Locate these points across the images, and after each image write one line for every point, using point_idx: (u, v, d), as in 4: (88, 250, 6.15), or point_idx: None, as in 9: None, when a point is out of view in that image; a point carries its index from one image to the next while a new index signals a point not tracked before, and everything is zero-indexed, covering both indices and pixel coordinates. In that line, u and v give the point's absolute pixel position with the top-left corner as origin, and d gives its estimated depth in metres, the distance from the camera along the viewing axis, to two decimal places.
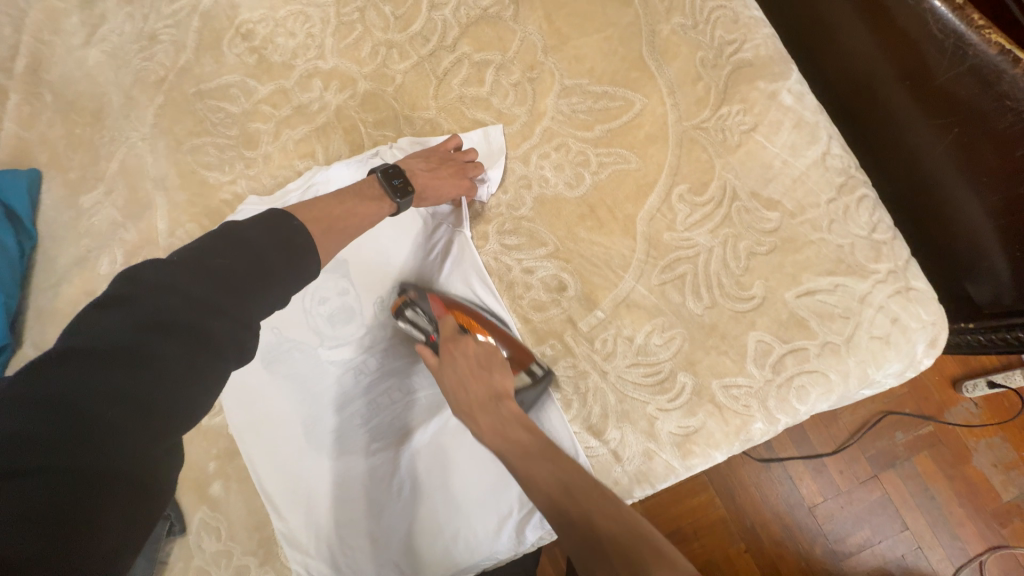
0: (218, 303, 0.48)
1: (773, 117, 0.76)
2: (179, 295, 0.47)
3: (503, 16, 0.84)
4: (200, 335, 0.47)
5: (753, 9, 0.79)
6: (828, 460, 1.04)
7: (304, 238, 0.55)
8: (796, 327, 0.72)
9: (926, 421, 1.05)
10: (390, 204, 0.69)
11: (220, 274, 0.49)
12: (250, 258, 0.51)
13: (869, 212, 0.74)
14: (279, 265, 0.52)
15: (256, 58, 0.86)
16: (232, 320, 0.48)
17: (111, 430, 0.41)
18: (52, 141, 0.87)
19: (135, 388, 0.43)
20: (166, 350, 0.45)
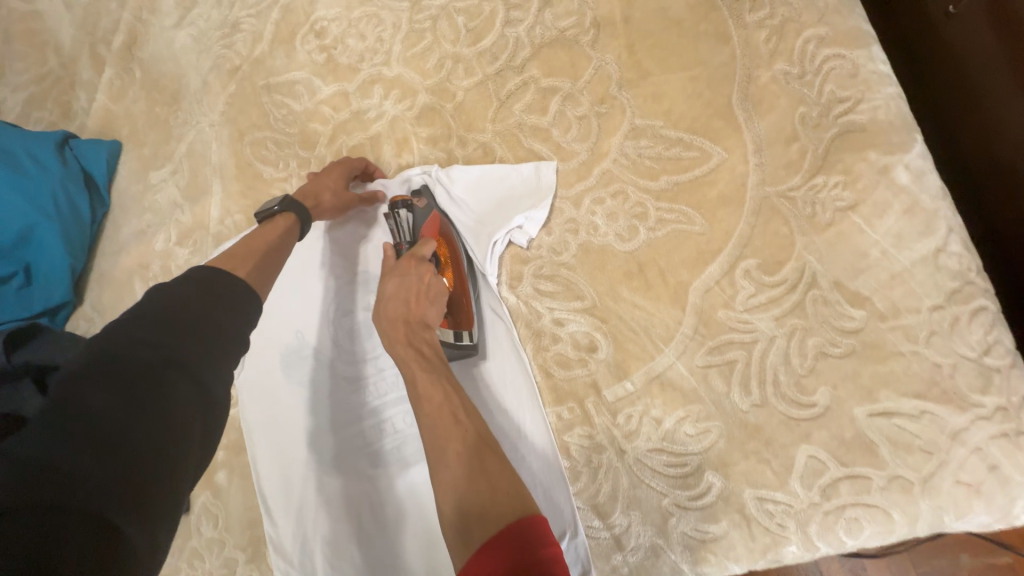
0: (155, 341, 0.42)
1: (880, 197, 0.64)
2: (112, 348, 0.41)
3: (581, 40, 0.77)
4: (144, 380, 0.40)
5: (878, 64, 0.67)
6: (868, 563, 0.90)
7: (238, 281, 0.50)
8: (860, 450, 0.61)
9: (1004, 550, 0.87)
10: (288, 217, 0.66)
11: (151, 319, 0.43)
12: (194, 306, 0.46)
13: (984, 329, 0.61)
14: (223, 307, 0.47)
15: (325, 57, 0.86)
16: (190, 361, 0.43)
17: (59, 485, 0.34)
18: (134, 116, 0.92)
19: (82, 439, 0.36)
20: (106, 397, 0.38)
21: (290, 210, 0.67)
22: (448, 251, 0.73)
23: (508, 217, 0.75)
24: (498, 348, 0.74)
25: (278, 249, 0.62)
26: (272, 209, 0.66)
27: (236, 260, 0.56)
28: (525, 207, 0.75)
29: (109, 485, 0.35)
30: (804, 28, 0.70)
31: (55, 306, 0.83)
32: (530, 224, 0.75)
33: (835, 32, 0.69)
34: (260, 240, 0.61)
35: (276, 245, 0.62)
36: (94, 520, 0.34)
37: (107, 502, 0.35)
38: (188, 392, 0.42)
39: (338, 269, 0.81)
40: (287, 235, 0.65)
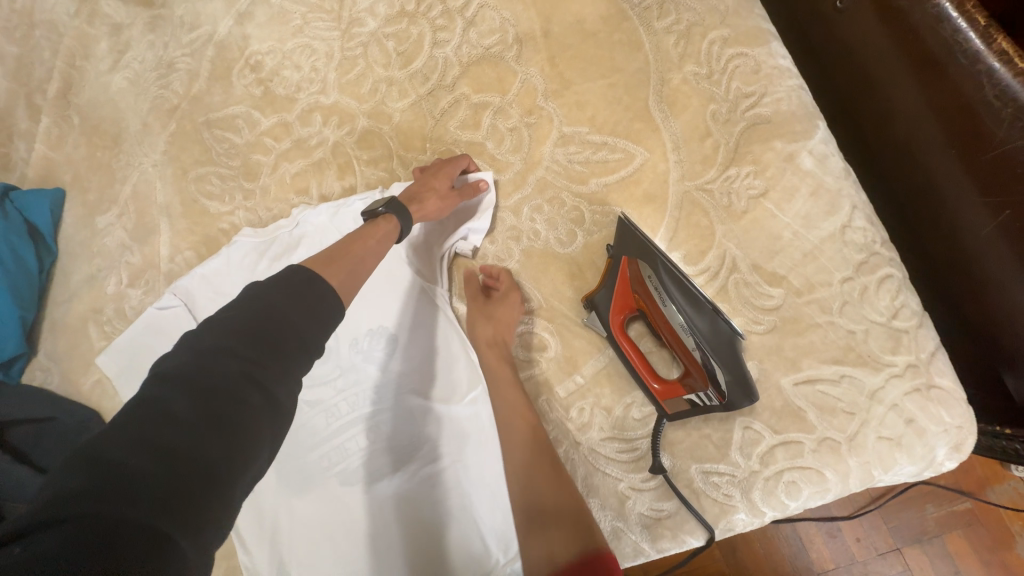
0: (239, 349, 0.44)
1: (788, 182, 0.69)
2: (201, 354, 0.43)
3: (505, 56, 0.80)
4: (225, 386, 0.42)
5: (778, 58, 0.72)
6: (844, 524, 0.95)
7: (324, 287, 0.51)
8: (790, 417, 0.66)
9: (963, 496, 0.93)
10: (389, 219, 0.67)
11: (240, 325, 0.45)
12: (278, 313, 0.47)
13: (891, 295, 0.66)
14: (302, 318, 0.48)
15: (262, 89, 0.88)
16: (264, 374, 0.44)
17: (132, 483, 0.36)
18: (75, 162, 0.92)
19: (158, 442, 0.38)
20: (192, 399, 0.40)
21: (393, 215, 0.67)
22: (646, 305, 0.67)
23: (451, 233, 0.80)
24: (452, 359, 0.77)
25: (372, 250, 0.62)
26: (377, 210, 0.67)
27: (329, 262, 0.57)
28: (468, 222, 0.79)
29: (172, 494, 0.36)
30: (708, 31, 0.74)
31: (9, 359, 0.83)
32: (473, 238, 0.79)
33: (737, 32, 0.74)
34: (356, 243, 0.62)
35: (373, 248, 0.63)
36: (150, 525, 0.34)
37: (165, 507, 0.36)
38: (256, 403, 0.43)
39: None
40: (385, 239, 0.65)
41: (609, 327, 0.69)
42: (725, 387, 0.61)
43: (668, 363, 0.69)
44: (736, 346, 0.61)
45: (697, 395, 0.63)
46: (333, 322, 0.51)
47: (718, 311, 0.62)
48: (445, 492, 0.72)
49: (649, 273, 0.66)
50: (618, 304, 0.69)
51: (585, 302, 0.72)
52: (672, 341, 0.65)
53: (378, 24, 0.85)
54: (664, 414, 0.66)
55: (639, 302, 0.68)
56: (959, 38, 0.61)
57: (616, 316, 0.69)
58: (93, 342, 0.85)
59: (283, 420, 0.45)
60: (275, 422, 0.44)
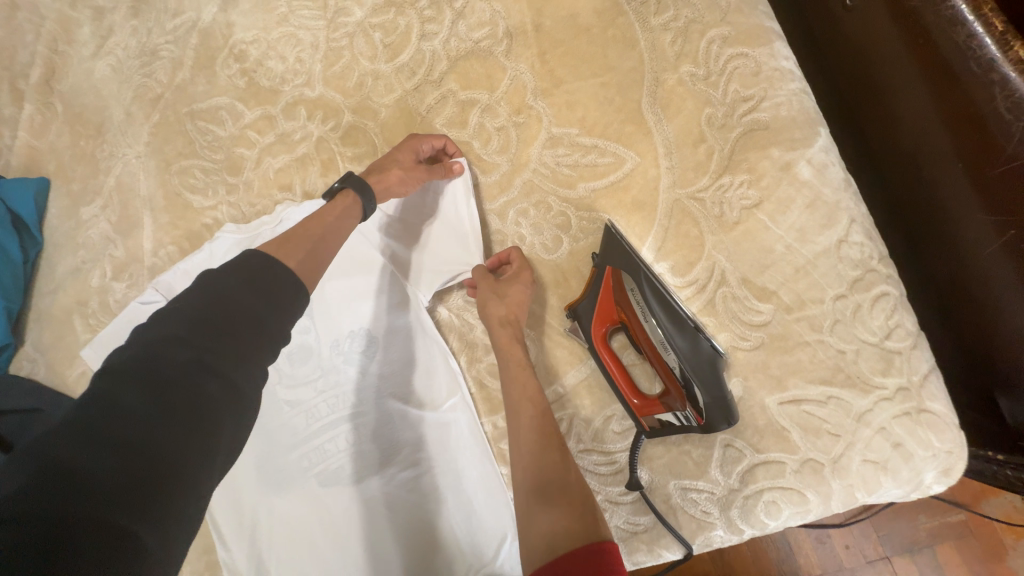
0: (193, 340, 0.42)
1: (783, 193, 0.66)
2: (153, 344, 0.41)
3: (494, 51, 0.77)
4: (181, 379, 0.40)
5: (780, 60, 0.69)
6: (833, 531, 0.93)
7: (286, 271, 0.49)
8: (773, 437, 0.64)
9: (958, 508, 0.91)
10: (346, 195, 0.64)
11: (195, 315, 0.43)
12: (236, 299, 0.45)
13: (885, 314, 0.63)
14: (262, 306, 0.46)
15: (246, 80, 0.86)
16: (226, 363, 0.42)
17: (84, 481, 0.34)
18: (60, 151, 0.90)
19: (113, 436, 0.36)
20: (145, 393, 0.39)
21: (351, 189, 0.65)
22: (629, 317, 0.66)
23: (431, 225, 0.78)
24: (431, 364, 0.76)
25: (331, 229, 0.60)
26: (335, 187, 0.65)
27: (287, 245, 0.55)
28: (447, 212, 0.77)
29: (130, 488, 0.35)
30: (707, 28, 0.70)
31: None
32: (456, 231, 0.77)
33: (738, 31, 0.70)
34: (315, 223, 0.59)
35: (332, 226, 0.61)
36: (108, 520, 0.34)
37: (125, 504, 0.35)
38: (217, 394, 0.41)
39: None
40: (344, 215, 0.63)
41: (592, 338, 0.67)
42: (703, 407, 0.60)
43: (650, 378, 0.67)
44: (718, 369, 0.60)
45: (673, 414, 0.62)
46: (298, 307, 0.49)
47: (700, 330, 0.61)
48: (424, 497, 0.72)
49: (632, 286, 0.65)
50: (600, 316, 0.67)
51: (568, 311, 0.70)
52: (653, 356, 0.64)
53: (365, 13, 0.82)
54: (642, 431, 0.64)
55: (622, 315, 0.66)
56: (973, 45, 0.57)
57: (599, 328, 0.67)
58: (78, 334, 0.85)
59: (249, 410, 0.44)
60: (239, 413, 0.43)
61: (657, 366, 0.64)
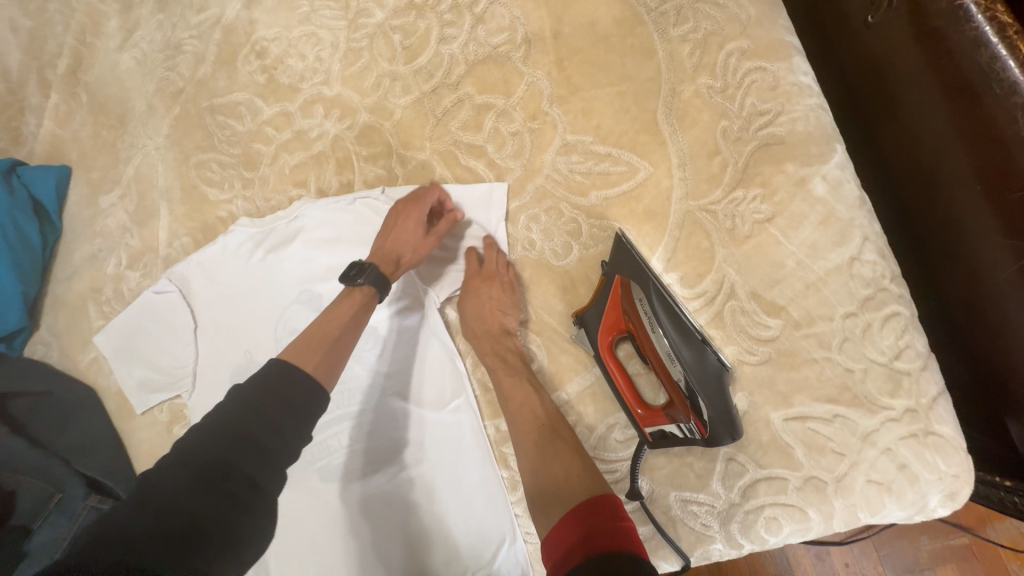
0: (237, 429, 0.46)
1: (796, 209, 0.66)
2: (191, 445, 0.44)
3: (512, 56, 0.78)
4: (223, 461, 0.44)
5: (798, 75, 0.68)
6: (833, 548, 0.92)
7: (308, 379, 0.52)
8: (776, 453, 0.64)
9: (961, 531, 0.90)
10: (364, 289, 0.67)
11: (236, 408, 0.47)
12: (269, 396, 0.49)
13: (895, 334, 0.63)
14: (290, 401, 0.50)
15: (266, 77, 0.87)
16: (255, 463, 0.45)
17: (136, 545, 0.37)
18: (82, 140, 0.92)
19: (157, 514, 0.39)
20: (194, 474, 0.42)
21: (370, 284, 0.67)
22: (636, 328, 0.66)
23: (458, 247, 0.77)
24: (437, 365, 0.77)
25: (346, 326, 0.64)
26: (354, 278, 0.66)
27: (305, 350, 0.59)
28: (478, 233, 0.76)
29: (174, 552, 0.38)
30: (726, 41, 0.70)
31: (12, 332, 0.85)
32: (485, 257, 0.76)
33: (757, 44, 0.70)
34: (331, 323, 0.63)
35: (348, 327, 0.64)
36: (152, 574, 0.36)
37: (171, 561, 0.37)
38: (244, 491, 0.43)
39: (288, 289, 0.80)
40: (359, 312, 0.66)
41: (598, 347, 0.68)
42: (707, 421, 0.60)
43: (655, 389, 0.67)
44: (723, 388, 0.60)
45: (677, 425, 0.62)
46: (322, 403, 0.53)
47: (707, 342, 0.60)
48: (423, 498, 0.72)
49: (641, 297, 0.65)
50: (607, 324, 0.67)
51: (575, 318, 0.70)
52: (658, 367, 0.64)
53: (386, 15, 0.83)
54: (645, 441, 0.65)
55: (628, 325, 0.66)
56: (997, 67, 0.57)
57: (605, 337, 0.67)
58: (91, 320, 0.87)
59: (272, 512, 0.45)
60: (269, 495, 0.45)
61: (660, 377, 0.64)
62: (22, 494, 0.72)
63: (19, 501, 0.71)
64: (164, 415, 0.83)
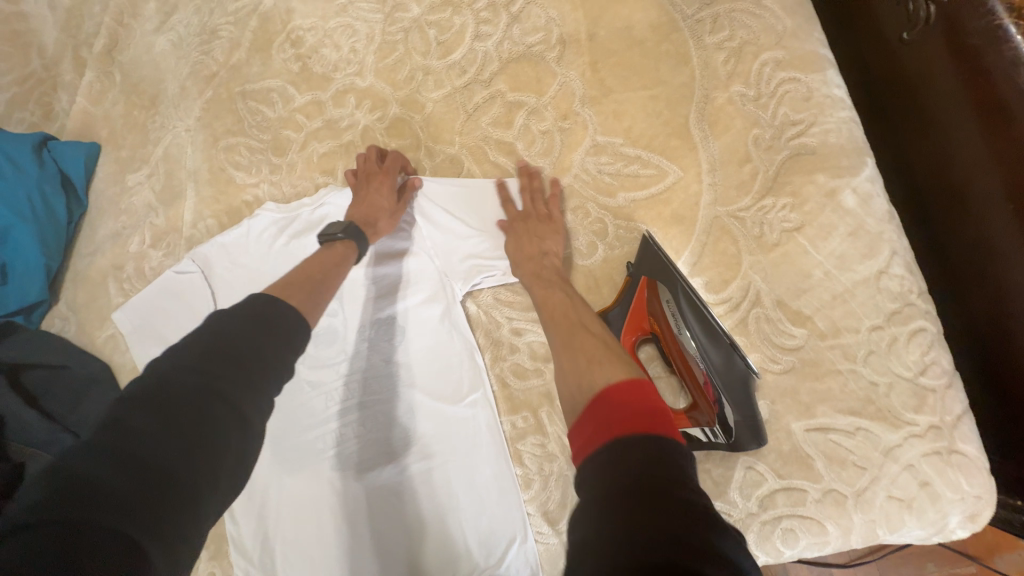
0: (206, 364, 0.41)
1: (825, 219, 0.66)
2: (156, 372, 0.40)
3: (546, 56, 0.78)
4: (191, 401, 0.39)
5: (832, 87, 0.69)
6: (838, 572, 0.91)
7: (285, 306, 0.48)
8: (797, 464, 0.63)
9: (969, 560, 0.88)
10: (347, 244, 0.66)
11: (204, 344, 0.42)
12: (241, 332, 0.44)
13: (921, 350, 0.62)
14: (265, 336, 0.45)
15: (300, 66, 0.88)
16: (226, 384, 0.40)
17: (93, 493, 0.34)
18: (113, 119, 0.93)
19: (119, 450, 0.36)
20: (157, 415, 0.38)
21: (351, 238, 0.66)
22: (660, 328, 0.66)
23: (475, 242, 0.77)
24: (456, 358, 0.76)
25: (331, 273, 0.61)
26: (335, 235, 0.65)
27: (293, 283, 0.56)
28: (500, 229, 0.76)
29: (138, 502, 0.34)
30: (761, 51, 0.71)
31: (31, 304, 0.85)
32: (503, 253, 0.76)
33: (792, 55, 0.70)
34: (314, 265, 0.60)
35: (332, 269, 0.62)
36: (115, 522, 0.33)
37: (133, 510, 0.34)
38: (216, 415, 0.39)
39: None
40: (344, 262, 0.64)
41: (619, 345, 0.68)
42: (733, 425, 0.60)
43: (675, 392, 0.67)
44: (749, 392, 0.59)
45: (701, 428, 0.62)
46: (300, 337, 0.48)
47: (735, 347, 0.60)
48: (436, 490, 0.72)
49: (667, 297, 0.65)
50: (632, 325, 0.68)
51: (598, 317, 0.70)
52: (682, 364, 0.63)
53: (422, 10, 0.84)
54: None
55: (653, 324, 0.66)
56: None
57: (628, 337, 0.67)
58: (111, 297, 0.87)
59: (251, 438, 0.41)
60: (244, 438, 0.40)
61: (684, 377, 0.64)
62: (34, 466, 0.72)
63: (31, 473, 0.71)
64: None
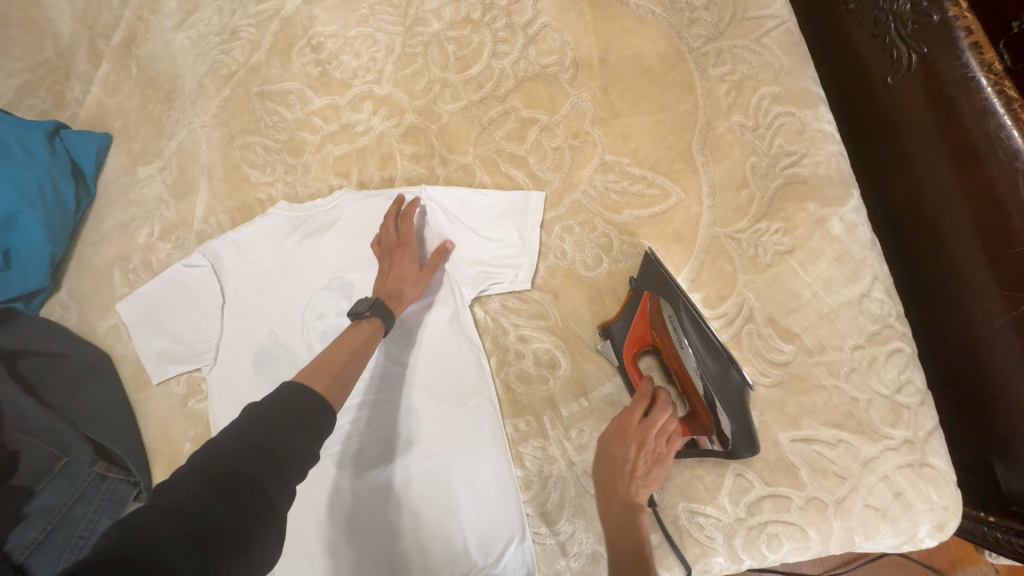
0: (256, 441, 0.45)
1: (814, 244, 0.71)
2: (204, 458, 0.44)
3: (560, 77, 0.83)
4: (240, 474, 0.43)
5: (823, 122, 0.74)
6: None
7: (319, 398, 0.52)
8: (783, 472, 0.67)
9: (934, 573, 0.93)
10: (374, 320, 0.69)
11: (254, 425, 0.47)
12: (285, 414, 0.49)
13: (898, 368, 0.68)
14: (304, 418, 0.49)
15: (319, 70, 0.90)
16: (266, 478, 0.44)
17: (150, 553, 0.37)
18: (127, 111, 0.94)
19: (177, 519, 0.39)
20: (210, 486, 0.42)
21: (377, 316, 0.69)
22: (662, 344, 0.70)
23: (485, 251, 0.79)
24: (462, 361, 0.78)
25: (357, 355, 0.64)
26: (362, 313, 0.68)
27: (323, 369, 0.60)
28: (510, 238, 0.79)
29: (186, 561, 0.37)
30: (760, 85, 0.77)
31: (32, 291, 0.85)
32: (513, 262, 0.78)
33: (788, 91, 0.76)
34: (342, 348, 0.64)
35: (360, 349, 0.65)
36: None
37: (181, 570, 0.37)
38: (256, 505, 0.42)
39: (321, 274, 0.82)
40: (370, 339, 0.68)
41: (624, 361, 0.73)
42: (729, 436, 0.64)
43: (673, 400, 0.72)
44: (737, 394, 0.62)
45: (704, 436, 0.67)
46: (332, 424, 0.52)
47: (732, 362, 0.62)
48: (437, 490, 0.73)
49: (669, 312, 0.68)
50: (633, 338, 0.72)
51: (600, 329, 0.75)
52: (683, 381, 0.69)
53: (442, 26, 0.88)
54: None
55: (654, 338, 0.71)
56: (1003, 134, 0.64)
57: (631, 348, 0.72)
58: (116, 288, 0.87)
59: (280, 532, 0.44)
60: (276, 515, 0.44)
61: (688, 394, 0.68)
62: (29, 454, 0.72)
63: (26, 461, 0.72)
64: (181, 387, 0.83)
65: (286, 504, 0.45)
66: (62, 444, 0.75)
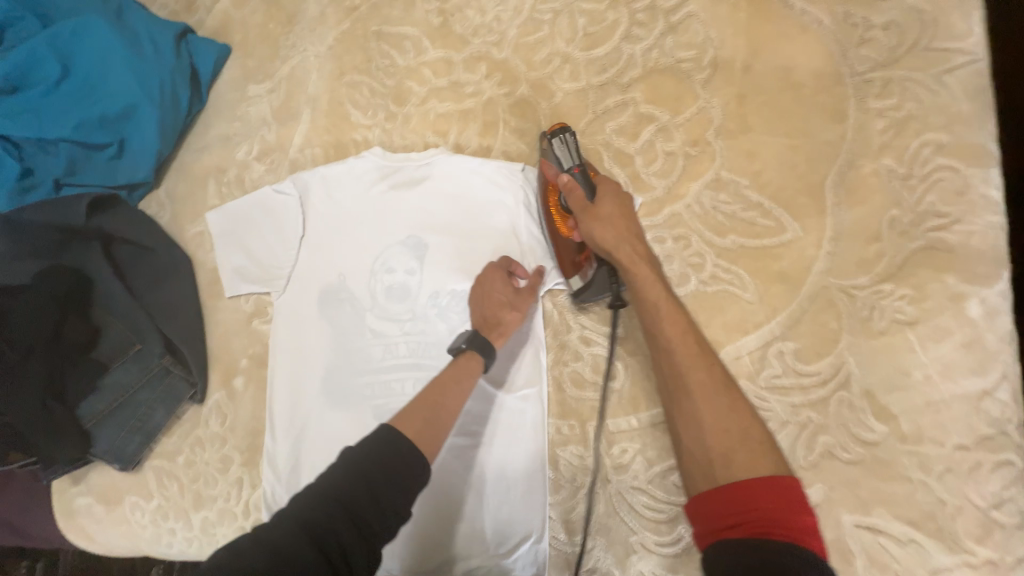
0: (347, 500, 0.44)
1: (942, 322, 0.63)
2: (304, 504, 0.44)
3: (693, 76, 0.75)
4: (328, 538, 0.43)
5: (991, 187, 0.64)
6: None
7: (413, 452, 0.49)
8: (835, 554, 0.62)
9: None
10: (470, 354, 0.66)
11: (350, 478, 0.46)
12: (377, 469, 0.47)
13: (1002, 483, 0.59)
14: (394, 477, 0.47)
15: (440, 21, 0.87)
16: (352, 540, 0.43)
17: None
18: (249, 27, 0.95)
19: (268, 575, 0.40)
20: (298, 542, 0.42)
21: (475, 350, 0.66)
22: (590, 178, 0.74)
23: None
24: (519, 347, 0.75)
25: (450, 393, 0.60)
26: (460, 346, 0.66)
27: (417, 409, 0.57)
28: None
29: None
30: (925, 130, 0.67)
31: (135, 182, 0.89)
32: None
33: (957, 143, 0.66)
34: (438, 388, 0.61)
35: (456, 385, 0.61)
36: None
37: None
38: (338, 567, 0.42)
39: (398, 228, 0.80)
40: (465, 376, 0.63)
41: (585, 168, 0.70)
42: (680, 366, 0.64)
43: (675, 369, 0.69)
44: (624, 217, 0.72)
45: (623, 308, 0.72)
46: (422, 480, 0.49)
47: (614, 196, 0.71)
48: (466, 470, 0.72)
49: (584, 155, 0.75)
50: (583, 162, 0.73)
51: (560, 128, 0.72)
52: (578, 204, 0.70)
53: None
54: None
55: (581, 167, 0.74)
56: None
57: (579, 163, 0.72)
58: (208, 197, 0.91)
59: None
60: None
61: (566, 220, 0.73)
62: (110, 333, 0.80)
63: (106, 339, 0.80)
64: (248, 305, 0.86)
65: (366, 570, 0.44)
66: (134, 330, 0.81)
